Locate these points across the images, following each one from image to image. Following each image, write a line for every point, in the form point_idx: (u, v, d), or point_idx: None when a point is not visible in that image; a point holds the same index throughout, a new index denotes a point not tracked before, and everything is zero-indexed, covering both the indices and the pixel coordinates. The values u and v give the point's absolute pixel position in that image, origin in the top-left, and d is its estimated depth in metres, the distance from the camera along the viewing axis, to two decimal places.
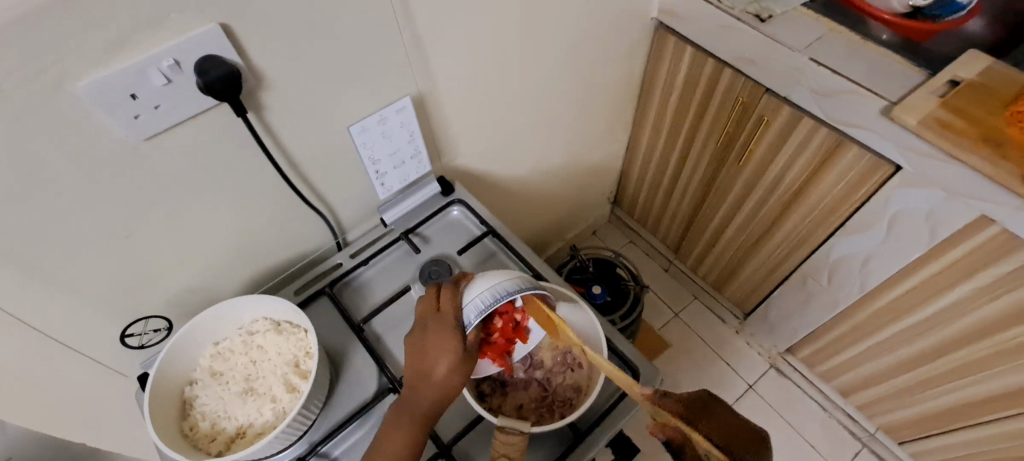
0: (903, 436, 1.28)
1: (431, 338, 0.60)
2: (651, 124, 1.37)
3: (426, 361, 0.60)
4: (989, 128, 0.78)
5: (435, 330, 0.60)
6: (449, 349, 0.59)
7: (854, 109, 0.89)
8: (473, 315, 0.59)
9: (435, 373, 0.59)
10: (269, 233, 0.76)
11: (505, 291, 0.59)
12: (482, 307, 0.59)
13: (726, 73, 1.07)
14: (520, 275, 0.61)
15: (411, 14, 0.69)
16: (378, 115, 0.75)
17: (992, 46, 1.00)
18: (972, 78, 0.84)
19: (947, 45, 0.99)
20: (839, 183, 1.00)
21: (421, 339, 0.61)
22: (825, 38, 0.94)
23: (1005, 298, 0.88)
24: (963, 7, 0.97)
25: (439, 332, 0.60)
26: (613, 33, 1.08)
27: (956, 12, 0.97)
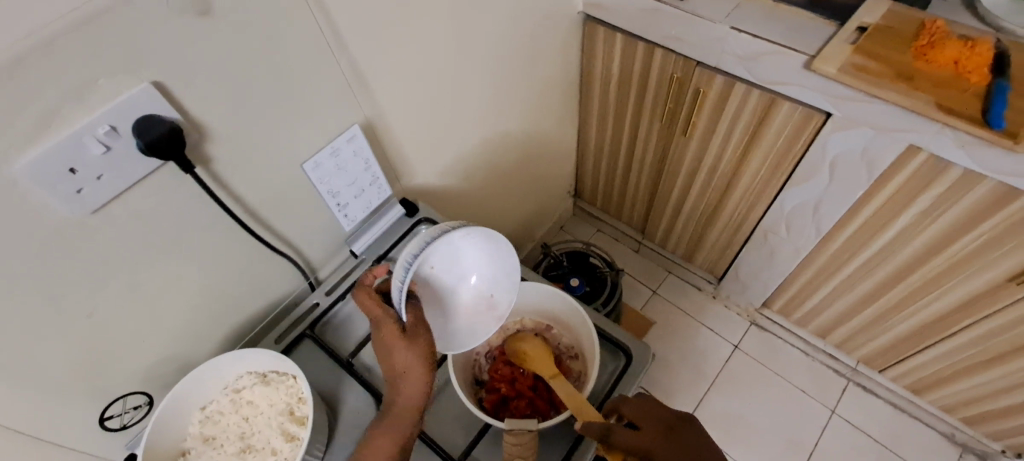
0: (882, 363, 1.35)
1: (383, 340, 0.63)
2: (595, 113, 1.41)
3: (390, 366, 0.62)
4: (900, 65, 0.85)
5: (382, 331, 0.62)
6: (399, 348, 0.61)
7: (780, 67, 0.94)
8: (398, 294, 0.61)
9: (398, 375, 0.61)
10: (238, 284, 0.74)
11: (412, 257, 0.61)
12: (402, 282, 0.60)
13: (657, 53, 1.12)
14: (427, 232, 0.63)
15: (343, 43, 0.69)
16: (330, 148, 0.74)
17: None
18: (876, 23, 0.91)
19: None
20: (779, 138, 1.06)
21: (382, 348, 0.63)
22: (741, 6, 1.00)
23: (945, 217, 0.95)
24: None
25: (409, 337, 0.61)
26: (543, 31, 1.10)
27: None
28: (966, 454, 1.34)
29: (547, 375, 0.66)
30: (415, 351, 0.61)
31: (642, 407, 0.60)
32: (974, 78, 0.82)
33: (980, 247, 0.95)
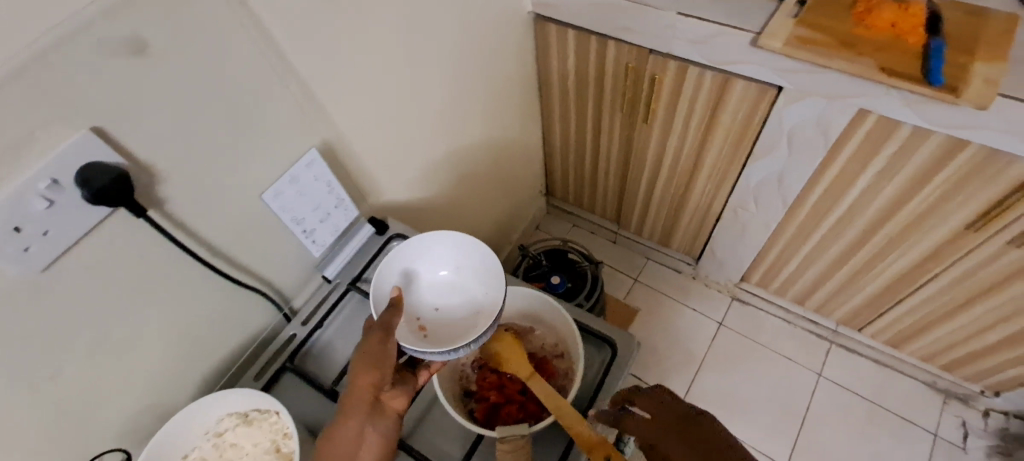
0: (861, 323, 1.39)
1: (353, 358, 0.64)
2: (557, 109, 1.42)
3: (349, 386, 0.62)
4: (842, 34, 0.87)
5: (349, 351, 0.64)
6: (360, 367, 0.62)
7: (729, 47, 0.96)
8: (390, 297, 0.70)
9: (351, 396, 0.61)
10: (210, 324, 0.72)
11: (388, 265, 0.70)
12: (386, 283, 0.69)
13: (610, 45, 1.13)
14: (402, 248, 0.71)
15: (291, 68, 0.68)
16: (289, 175, 0.72)
17: None
18: None
19: None
20: (737, 114, 1.09)
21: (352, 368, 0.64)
22: None
23: (901, 175, 0.98)
24: None
25: (375, 362, 0.62)
26: (495, 34, 1.11)
27: None
28: (949, 400, 1.38)
29: (524, 376, 0.64)
30: (376, 378, 0.62)
31: (653, 400, 0.60)
32: (911, 39, 0.85)
33: (937, 200, 0.98)
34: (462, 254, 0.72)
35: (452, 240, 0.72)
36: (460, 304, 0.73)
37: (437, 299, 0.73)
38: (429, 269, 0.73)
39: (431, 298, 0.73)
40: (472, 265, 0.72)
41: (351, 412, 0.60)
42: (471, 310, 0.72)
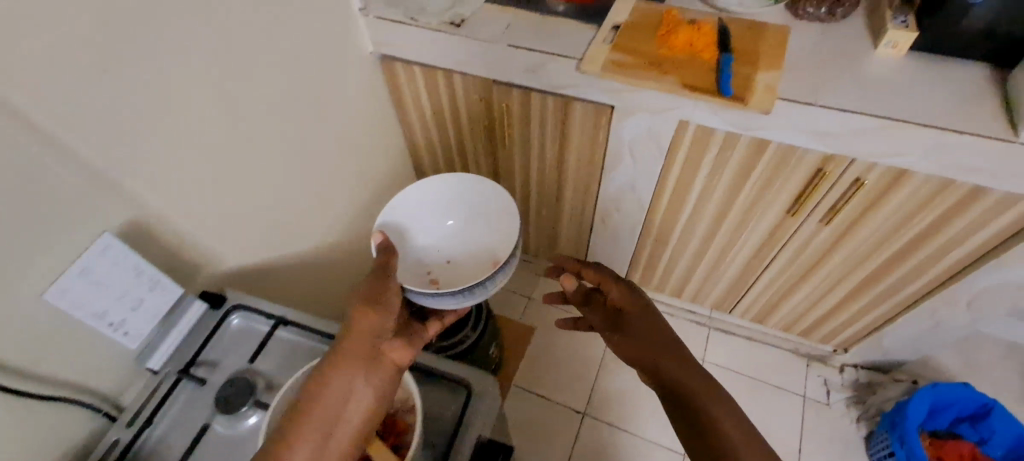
0: (730, 306, 1.51)
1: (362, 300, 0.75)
2: (422, 142, 1.42)
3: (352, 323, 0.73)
4: (650, 55, 0.95)
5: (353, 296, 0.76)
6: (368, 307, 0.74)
7: (559, 73, 1.02)
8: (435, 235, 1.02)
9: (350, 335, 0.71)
10: (4, 446, 0.63)
11: (430, 201, 1.01)
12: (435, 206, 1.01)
13: (456, 78, 1.16)
14: (407, 213, 1.01)
15: (68, 149, 0.61)
16: (79, 268, 0.64)
17: None
18: (626, 21, 1.01)
19: None
20: (583, 133, 1.15)
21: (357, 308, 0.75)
22: (514, 23, 1.06)
23: (726, 174, 1.09)
24: None
25: (370, 307, 0.74)
26: (338, 78, 1.09)
27: None
28: (812, 362, 1.53)
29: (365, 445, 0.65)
30: (379, 318, 0.74)
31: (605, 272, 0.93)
32: (704, 52, 0.94)
33: (760, 191, 1.09)
34: (456, 210, 1.03)
35: (461, 194, 1.02)
36: (465, 248, 1.02)
37: (450, 241, 1.03)
38: (441, 223, 1.03)
39: (443, 251, 1.02)
40: (478, 209, 1.02)
41: (345, 348, 0.69)
42: (464, 251, 1.01)
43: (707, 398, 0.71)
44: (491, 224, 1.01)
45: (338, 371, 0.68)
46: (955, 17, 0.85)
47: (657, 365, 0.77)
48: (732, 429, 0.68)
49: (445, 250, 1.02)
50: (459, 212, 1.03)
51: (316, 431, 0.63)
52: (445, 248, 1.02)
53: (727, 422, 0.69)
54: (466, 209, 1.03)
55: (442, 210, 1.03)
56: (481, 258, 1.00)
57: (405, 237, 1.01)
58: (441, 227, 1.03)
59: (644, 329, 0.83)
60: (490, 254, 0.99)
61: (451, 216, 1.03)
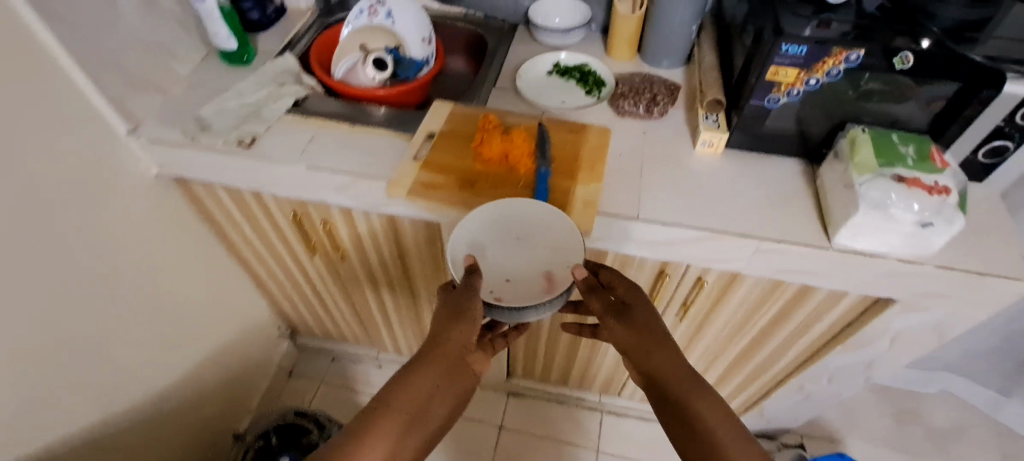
0: (617, 388, 1.44)
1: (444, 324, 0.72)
2: (252, 256, 1.24)
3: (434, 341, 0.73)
4: (463, 171, 0.85)
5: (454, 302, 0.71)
6: (463, 327, 0.71)
7: (371, 194, 0.89)
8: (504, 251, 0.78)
9: (461, 340, 0.72)
10: None
11: (488, 221, 0.79)
12: (512, 217, 0.79)
13: (264, 197, 1.00)
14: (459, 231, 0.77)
15: None
16: None
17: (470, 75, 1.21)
18: (441, 129, 0.92)
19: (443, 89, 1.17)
20: (419, 245, 1.03)
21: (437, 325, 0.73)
22: (317, 137, 0.94)
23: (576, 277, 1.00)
24: (424, 67, 1.14)
25: (457, 322, 0.71)
26: (102, 214, 0.90)
27: (421, 70, 1.13)
28: None
29: None
30: (463, 337, 0.72)
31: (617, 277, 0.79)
32: (523, 161, 0.86)
33: None
34: (536, 221, 0.78)
35: (517, 210, 0.79)
36: (534, 270, 0.76)
37: (506, 255, 0.78)
38: (505, 235, 0.78)
39: (506, 271, 0.77)
40: (537, 224, 0.78)
41: (441, 355, 0.73)
42: (544, 269, 0.76)
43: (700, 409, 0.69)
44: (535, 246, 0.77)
45: (407, 393, 0.71)
46: (760, 117, 0.83)
47: (662, 373, 0.73)
48: (727, 439, 0.67)
49: (509, 264, 0.77)
50: (522, 225, 0.79)
51: (394, 436, 0.68)
52: (519, 251, 0.78)
53: (721, 429, 0.67)
54: (520, 223, 0.79)
55: (497, 225, 0.79)
56: (529, 278, 0.76)
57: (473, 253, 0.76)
58: (494, 242, 0.78)
59: (647, 330, 0.75)
60: (550, 264, 0.76)
61: (515, 232, 0.78)
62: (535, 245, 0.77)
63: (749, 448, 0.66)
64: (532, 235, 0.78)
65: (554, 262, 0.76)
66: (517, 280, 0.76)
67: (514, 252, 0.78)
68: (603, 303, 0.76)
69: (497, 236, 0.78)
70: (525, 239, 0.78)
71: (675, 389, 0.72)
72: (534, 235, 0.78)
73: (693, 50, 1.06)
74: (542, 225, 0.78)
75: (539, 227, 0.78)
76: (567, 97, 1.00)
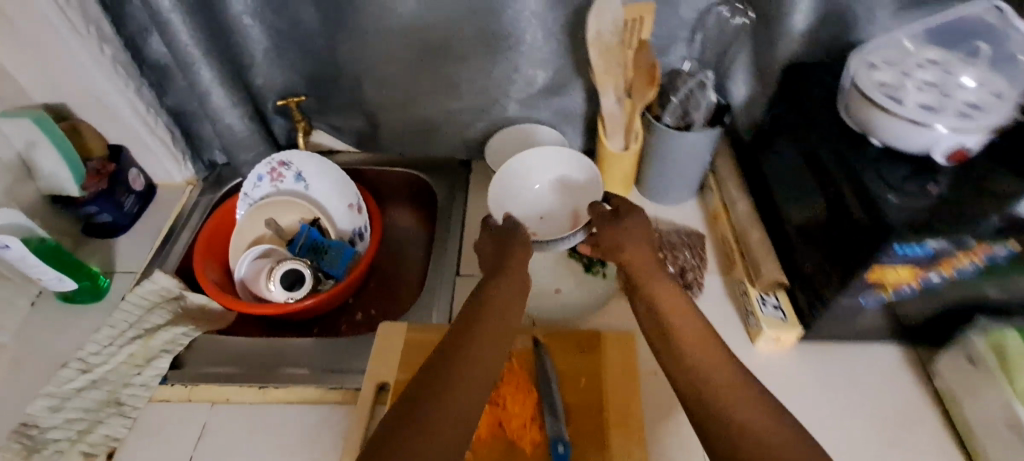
0: None
1: (501, 254, 0.63)
2: None
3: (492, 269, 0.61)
4: None
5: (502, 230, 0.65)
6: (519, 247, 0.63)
7: None
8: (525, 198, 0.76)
9: (517, 266, 0.61)
10: None
11: (511, 170, 0.75)
12: (530, 162, 0.75)
13: None
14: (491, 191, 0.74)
15: None
16: None
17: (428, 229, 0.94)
18: (396, 378, 0.63)
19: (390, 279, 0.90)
20: None
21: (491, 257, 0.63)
22: (211, 422, 0.64)
23: None
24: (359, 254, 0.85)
25: (506, 243, 0.63)
26: None
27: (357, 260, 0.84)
28: None
29: None
30: (516, 258, 0.62)
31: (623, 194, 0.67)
32: (512, 360, 0.63)
33: None
34: (551, 159, 0.75)
35: (535, 161, 0.75)
36: (562, 204, 0.76)
37: (531, 201, 0.76)
38: (525, 187, 0.76)
39: (537, 209, 0.76)
40: (552, 165, 0.75)
41: (488, 318, 0.55)
42: (570, 198, 0.75)
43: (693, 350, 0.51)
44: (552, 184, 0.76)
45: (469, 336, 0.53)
46: (849, 314, 0.59)
47: (640, 276, 0.58)
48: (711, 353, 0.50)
49: (535, 205, 0.76)
50: (537, 172, 0.76)
51: (445, 423, 0.47)
52: (538, 197, 0.76)
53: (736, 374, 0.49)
54: (532, 173, 0.76)
55: (515, 175, 0.76)
56: (559, 218, 0.75)
57: (503, 209, 0.74)
58: (520, 192, 0.76)
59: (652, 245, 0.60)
60: (579, 200, 0.75)
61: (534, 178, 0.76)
62: (556, 183, 0.76)
63: (749, 402, 0.47)
64: (551, 174, 0.76)
65: (580, 198, 0.75)
66: (550, 211, 0.75)
67: (533, 198, 0.76)
68: (603, 209, 0.64)
69: (514, 189, 0.76)
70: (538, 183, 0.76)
71: (660, 306, 0.55)
72: (554, 174, 0.76)
73: (705, 178, 0.81)
74: (560, 164, 0.75)
75: (554, 168, 0.76)
76: (563, 282, 0.73)
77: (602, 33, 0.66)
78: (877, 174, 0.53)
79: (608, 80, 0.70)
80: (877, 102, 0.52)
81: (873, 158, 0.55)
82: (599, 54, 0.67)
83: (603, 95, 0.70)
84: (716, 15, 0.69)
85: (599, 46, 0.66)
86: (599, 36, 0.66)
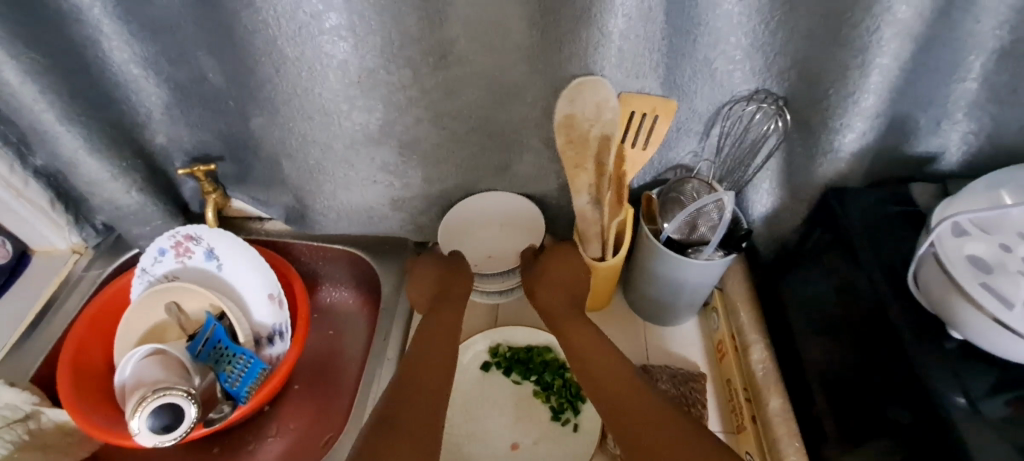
0: None
1: (440, 297, 0.60)
2: None
3: (429, 319, 0.57)
4: None
5: (441, 270, 0.62)
6: (461, 286, 0.61)
7: None
8: (472, 239, 0.68)
9: (459, 314, 0.58)
10: None
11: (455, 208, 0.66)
12: (476, 204, 0.66)
13: None
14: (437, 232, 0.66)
15: None
16: None
17: (370, 316, 0.75)
18: None
19: (320, 381, 0.72)
20: None
21: (432, 306, 0.59)
22: None
23: None
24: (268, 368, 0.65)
25: (446, 286, 0.61)
26: None
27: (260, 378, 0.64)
28: None
29: None
30: (454, 304, 0.59)
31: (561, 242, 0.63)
32: None
33: None
34: (499, 203, 0.66)
35: (482, 206, 0.66)
36: (512, 245, 0.68)
37: (479, 240, 0.68)
38: (472, 228, 0.67)
39: (484, 247, 0.68)
40: (497, 207, 0.66)
41: (429, 367, 0.51)
42: (521, 239, 0.67)
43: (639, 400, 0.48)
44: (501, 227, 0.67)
45: (407, 396, 0.48)
46: None
47: (556, 319, 0.58)
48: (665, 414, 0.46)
49: (485, 243, 0.68)
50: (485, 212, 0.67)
51: None
52: (489, 237, 0.68)
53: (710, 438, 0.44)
54: (481, 216, 0.67)
55: (460, 216, 0.67)
56: (507, 253, 0.68)
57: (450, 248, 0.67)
58: (469, 233, 0.68)
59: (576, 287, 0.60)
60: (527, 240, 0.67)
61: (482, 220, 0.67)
62: (503, 223, 0.67)
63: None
64: (500, 216, 0.67)
65: (529, 236, 0.67)
66: (500, 252, 0.68)
67: (481, 238, 0.68)
68: (531, 248, 0.64)
69: (460, 226, 0.67)
70: (486, 223, 0.67)
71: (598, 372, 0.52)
72: (502, 218, 0.67)
73: (711, 295, 0.65)
74: (508, 208, 0.66)
75: (503, 210, 0.67)
76: (522, 433, 0.57)
77: (576, 120, 0.52)
78: (958, 384, 0.41)
79: (581, 178, 0.56)
80: (970, 294, 0.38)
81: (951, 359, 0.42)
82: (565, 146, 0.54)
83: (574, 196, 0.56)
84: (737, 111, 0.54)
85: (570, 137, 0.53)
86: (570, 123, 0.53)
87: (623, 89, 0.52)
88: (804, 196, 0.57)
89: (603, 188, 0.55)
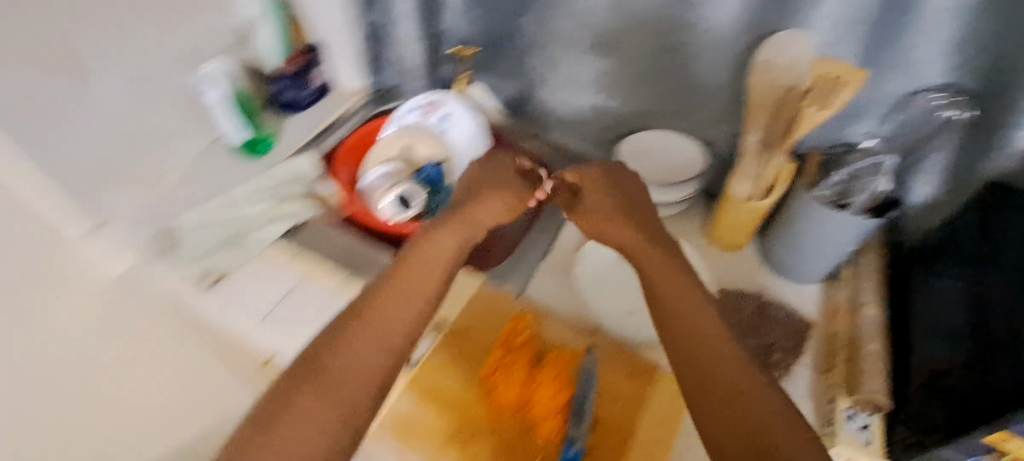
0: None
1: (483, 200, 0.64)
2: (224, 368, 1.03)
3: (461, 217, 0.62)
4: (461, 411, 0.60)
5: (489, 184, 0.66)
6: (505, 200, 0.65)
7: None
8: (648, 160, 0.78)
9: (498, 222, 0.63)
10: None
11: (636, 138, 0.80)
12: (649, 136, 0.79)
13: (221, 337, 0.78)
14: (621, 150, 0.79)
15: None
16: None
17: None
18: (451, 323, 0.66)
19: None
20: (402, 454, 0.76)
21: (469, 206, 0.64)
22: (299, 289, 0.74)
23: None
24: None
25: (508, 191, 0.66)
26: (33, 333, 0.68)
27: None
28: None
29: None
30: (504, 208, 0.65)
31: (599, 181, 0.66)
32: (558, 357, 0.63)
33: None
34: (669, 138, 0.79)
35: (655, 140, 0.79)
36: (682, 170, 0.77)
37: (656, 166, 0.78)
38: (648, 153, 0.79)
39: (659, 169, 0.78)
40: (666, 142, 0.79)
41: (410, 280, 0.56)
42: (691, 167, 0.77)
43: (693, 342, 0.54)
44: (673, 159, 0.78)
45: (404, 289, 0.55)
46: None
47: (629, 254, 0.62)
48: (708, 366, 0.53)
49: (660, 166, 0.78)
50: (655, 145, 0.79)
51: (351, 382, 0.51)
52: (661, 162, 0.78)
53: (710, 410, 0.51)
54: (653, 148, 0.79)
55: (641, 142, 0.79)
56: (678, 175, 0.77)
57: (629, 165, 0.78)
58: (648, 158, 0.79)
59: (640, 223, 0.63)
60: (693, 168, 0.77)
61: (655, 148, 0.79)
62: (674, 152, 0.78)
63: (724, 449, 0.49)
64: (669, 147, 0.78)
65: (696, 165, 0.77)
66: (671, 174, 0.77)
67: (655, 164, 0.78)
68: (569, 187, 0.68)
69: (642, 148, 0.79)
70: (659, 151, 0.79)
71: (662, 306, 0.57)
72: (670, 150, 0.78)
73: (841, 270, 0.70)
74: (675, 143, 0.78)
75: (677, 142, 0.78)
76: (639, 305, 0.70)
77: (771, 65, 0.64)
78: None
79: (757, 115, 0.66)
80: None
81: None
82: (754, 88, 0.65)
83: (747, 128, 0.67)
84: (923, 99, 0.61)
85: (760, 81, 0.64)
86: (766, 66, 0.64)
87: (828, 50, 0.62)
88: (965, 189, 0.65)
89: (775, 125, 0.66)
